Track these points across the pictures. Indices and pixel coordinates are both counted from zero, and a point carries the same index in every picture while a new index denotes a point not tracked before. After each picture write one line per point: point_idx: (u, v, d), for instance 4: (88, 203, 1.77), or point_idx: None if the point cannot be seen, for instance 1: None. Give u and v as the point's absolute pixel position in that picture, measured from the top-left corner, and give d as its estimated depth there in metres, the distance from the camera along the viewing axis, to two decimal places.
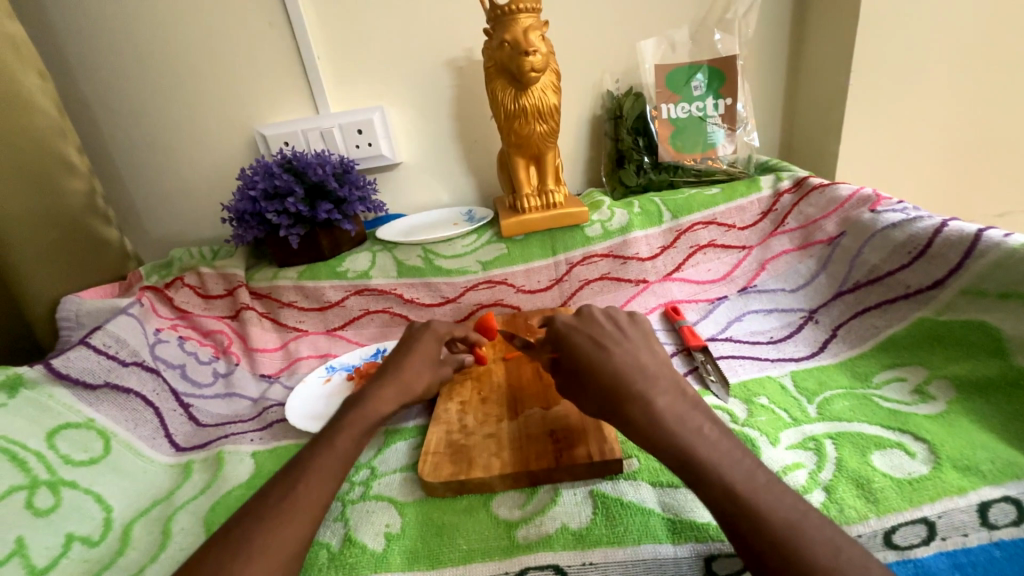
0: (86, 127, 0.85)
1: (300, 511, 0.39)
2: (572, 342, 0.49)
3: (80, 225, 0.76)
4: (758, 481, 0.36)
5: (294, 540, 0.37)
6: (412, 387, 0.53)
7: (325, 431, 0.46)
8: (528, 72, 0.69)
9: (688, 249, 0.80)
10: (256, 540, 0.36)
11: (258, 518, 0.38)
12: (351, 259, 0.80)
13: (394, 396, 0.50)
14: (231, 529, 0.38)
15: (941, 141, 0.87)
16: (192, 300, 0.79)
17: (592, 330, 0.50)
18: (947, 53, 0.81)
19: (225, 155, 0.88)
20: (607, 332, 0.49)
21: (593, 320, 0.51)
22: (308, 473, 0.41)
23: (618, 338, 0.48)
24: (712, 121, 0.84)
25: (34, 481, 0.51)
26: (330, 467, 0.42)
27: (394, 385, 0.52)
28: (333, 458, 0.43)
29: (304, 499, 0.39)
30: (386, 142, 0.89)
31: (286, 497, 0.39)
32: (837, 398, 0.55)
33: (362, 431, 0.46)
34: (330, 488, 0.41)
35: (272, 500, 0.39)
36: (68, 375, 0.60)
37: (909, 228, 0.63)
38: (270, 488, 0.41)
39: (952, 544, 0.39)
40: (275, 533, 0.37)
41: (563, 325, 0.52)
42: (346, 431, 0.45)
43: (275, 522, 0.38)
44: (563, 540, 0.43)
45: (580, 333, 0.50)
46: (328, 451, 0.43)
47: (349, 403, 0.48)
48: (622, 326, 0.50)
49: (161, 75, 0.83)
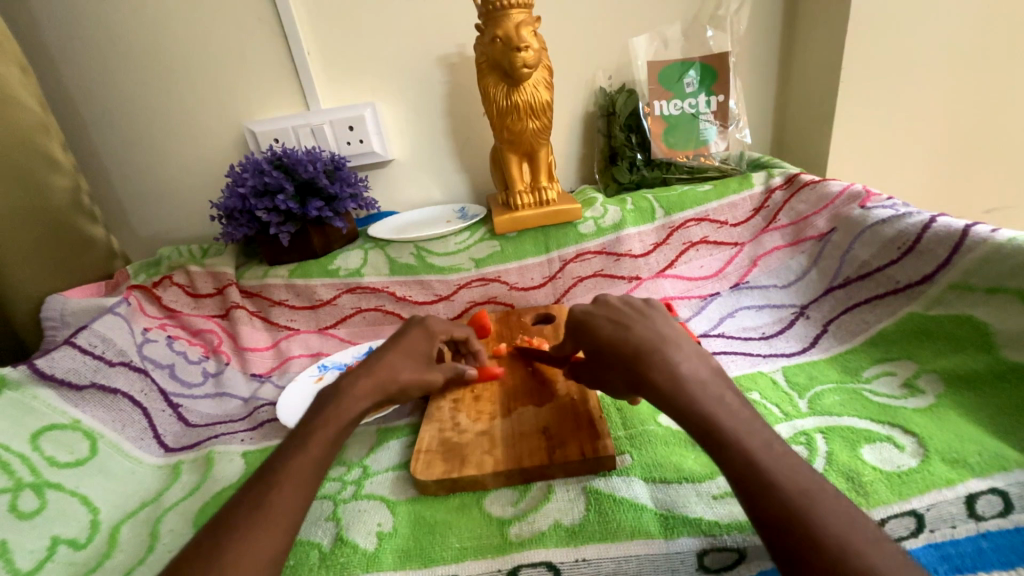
0: (70, 124, 0.84)
1: (280, 514, 0.38)
2: (590, 325, 0.49)
3: (65, 222, 0.75)
4: (769, 487, 0.34)
5: (274, 545, 0.37)
6: (389, 379, 0.51)
7: (301, 427, 0.45)
8: (520, 67, 0.69)
9: (681, 245, 0.80)
10: (234, 546, 0.36)
11: (246, 522, 0.37)
12: (343, 257, 0.80)
13: (371, 390, 0.49)
14: (219, 530, 0.37)
15: (931, 138, 0.88)
16: (181, 299, 0.78)
17: (609, 312, 0.49)
18: (935, 51, 0.81)
19: (214, 152, 0.87)
20: (626, 313, 0.49)
21: (611, 304, 0.51)
22: (287, 473, 0.40)
23: (637, 317, 0.48)
24: (704, 118, 0.84)
25: (17, 484, 0.50)
26: (308, 470, 0.41)
27: (370, 376, 0.50)
28: (309, 457, 0.42)
29: (283, 504, 0.38)
30: (377, 139, 0.88)
31: (265, 500, 0.38)
32: (828, 393, 0.55)
33: (340, 431, 0.45)
34: (308, 489, 0.41)
35: (254, 502, 0.39)
36: (53, 375, 0.59)
37: (899, 224, 0.64)
38: (248, 490, 0.40)
39: (940, 536, 0.39)
40: (253, 538, 0.36)
41: (582, 312, 0.51)
42: (321, 430, 0.44)
43: (262, 527, 0.37)
44: (555, 537, 0.43)
45: (598, 316, 0.50)
46: (308, 450, 0.42)
47: (324, 400, 0.48)
48: (640, 306, 0.49)
49: (148, 70, 0.82)
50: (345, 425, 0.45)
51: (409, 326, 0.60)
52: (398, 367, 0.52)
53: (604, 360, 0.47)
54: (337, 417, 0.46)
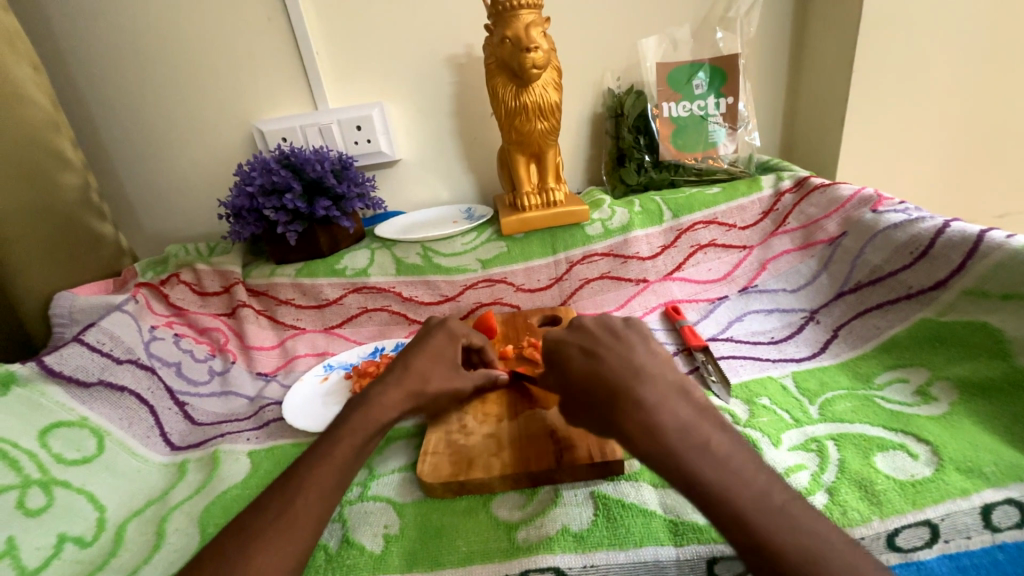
0: (81, 122, 0.84)
1: (303, 524, 0.37)
2: (563, 356, 0.47)
3: (75, 220, 0.75)
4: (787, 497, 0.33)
5: (283, 553, 0.36)
6: (418, 388, 0.51)
7: (327, 434, 0.45)
8: (530, 68, 0.68)
9: (689, 248, 0.80)
10: (254, 555, 0.35)
11: (257, 527, 0.37)
12: (349, 257, 0.80)
13: (401, 401, 0.48)
14: (230, 535, 0.37)
15: (943, 142, 0.87)
16: (188, 298, 0.78)
17: (581, 338, 0.47)
18: (948, 53, 0.81)
19: (223, 151, 0.88)
20: (598, 340, 0.46)
21: (583, 329, 0.48)
22: (308, 479, 0.40)
23: (610, 344, 0.45)
24: (713, 120, 0.84)
25: (25, 481, 0.50)
26: (331, 477, 0.41)
27: (399, 387, 0.50)
28: (334, 466, 0.41)
29: (305, 513, 0.38)
30: (385, 138, 0.88)
31: (287, 508, 0.38)
32: (839, 399, 0.55)
33: (368, 444, 0.44)
34: (332, 496, 0.40)
35: (274, 510, 0.38)
36: (62, 373, 0.59)
37: (911, 228, 0.63)
38: (269, 497, 0.39)
39: (954, 546, 0.39)
40: (261, 544, 0.36)
41: (553, 340, 0.49)
42: (350, 440, 0.44)
43: (274, 533, 0.37)
44: (564, 542, 0.42)
45: (570, 344, 0.47)
46: (334, 461, 0.42)
47: (353, 407, 0.47)
48: (616, 331, 0.47)
49: (157, 68, 0.82)
50: (370, 434, 0.45)
51: (431, 329, 0.58)
52: (428, 375, 0.52)
53: (573, 396, 0.44)
54: (348, 423, 0.45)
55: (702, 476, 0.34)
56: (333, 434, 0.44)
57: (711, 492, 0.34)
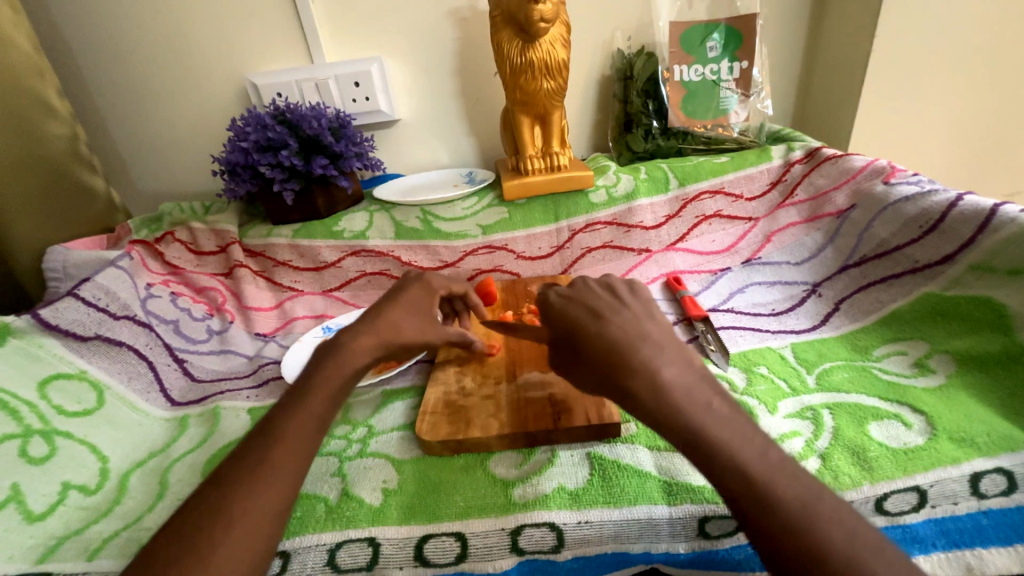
0: (66, 71, 0.81)
1: (281, 470, 0.37)
2: (563, 315, 0.46)
3: (64, 172, 0.73)
4: (778, 453, 0.33)
5: (275, 499, 0.36)
6: (392, 336, 0.49)
7: (296, 384, 0.43)
8: (537, 21, 0.65)
9: (693, 218, 0.79)
10: (236, 502, 0.35)
11: (240, 472, 0.36)
12: (347, 219, 0.78)
13: (367, 345, 0.46)
14: (215, 485, 0.36)
15: (963, 114, 0.84)
16: (184, 256, 0.77)
17: (586, 300, 0.46)
18: (979, 18, 0.76)
19: (215, 106, 0.84)
20: (605, 302, 0.45)
21: (589, 290, 0.48)
22: (289, 429, 0.39)
23: (615, 308, 0.44)
24: (726, 86, 0.80)
25: (27, 431, 0.51)
26: (309, 422, 0.40)
27: (372, 333, 0.47)
28: (309, 415, 0.40)
29: (283, 463, 0.37)
30: (384, 97, 0.85)
31: (265, 460, 0.37)
32: (836, 370, 0.55)
33: (341, 391, 0.43)
34: (311, 444, 0.39)
35: (255, 466, 0.37)
36: (58, 326, 0.59)
37: (923, 201, 0.62)
38: (246, 446, 0.38)
39: (941, 512, 0.39)
40: (252, 495, 0.35)
41: (557, 298, 0.49)
42: (322, 388, 0.42)
43: (258, 484, 0.36)
44: (559, 499, 0.43)
45: (574, 305, 0.46)
46: (303, 409, 0.40)
47: (324, 355, 0.45)
48: (620, 295, 0.46)
49: (143, 14, 0.78)
50: (347, 382, 0.43)
51: (410, 282, 0.57)
52: (399, 324, 0.50)
53: (575, 353, 0.44)
54: (327, 370, 0.43)
55: (707, 442, 0.34)
56: (305, 383, 0.42)
57: (711, 452, 0.33)
